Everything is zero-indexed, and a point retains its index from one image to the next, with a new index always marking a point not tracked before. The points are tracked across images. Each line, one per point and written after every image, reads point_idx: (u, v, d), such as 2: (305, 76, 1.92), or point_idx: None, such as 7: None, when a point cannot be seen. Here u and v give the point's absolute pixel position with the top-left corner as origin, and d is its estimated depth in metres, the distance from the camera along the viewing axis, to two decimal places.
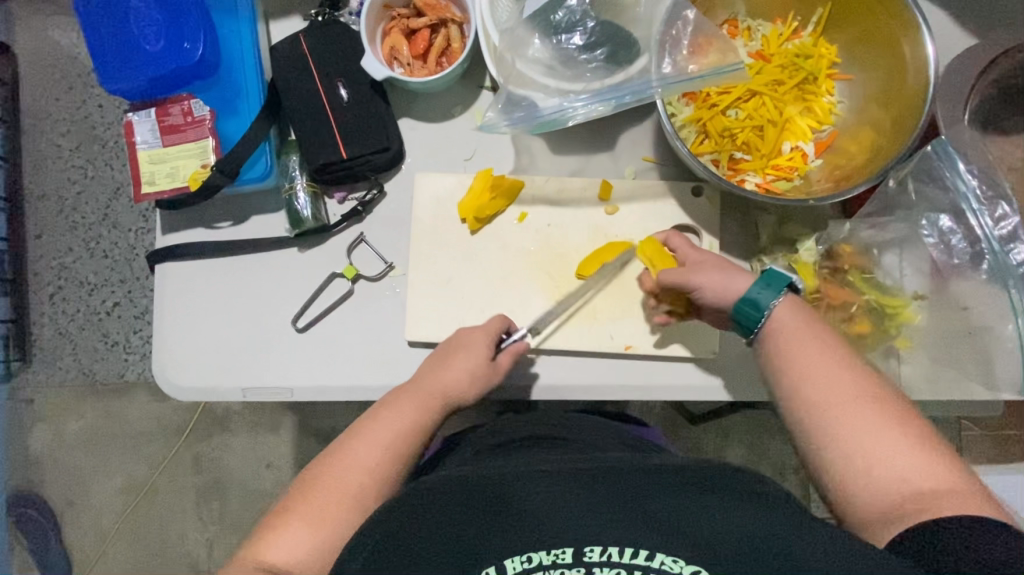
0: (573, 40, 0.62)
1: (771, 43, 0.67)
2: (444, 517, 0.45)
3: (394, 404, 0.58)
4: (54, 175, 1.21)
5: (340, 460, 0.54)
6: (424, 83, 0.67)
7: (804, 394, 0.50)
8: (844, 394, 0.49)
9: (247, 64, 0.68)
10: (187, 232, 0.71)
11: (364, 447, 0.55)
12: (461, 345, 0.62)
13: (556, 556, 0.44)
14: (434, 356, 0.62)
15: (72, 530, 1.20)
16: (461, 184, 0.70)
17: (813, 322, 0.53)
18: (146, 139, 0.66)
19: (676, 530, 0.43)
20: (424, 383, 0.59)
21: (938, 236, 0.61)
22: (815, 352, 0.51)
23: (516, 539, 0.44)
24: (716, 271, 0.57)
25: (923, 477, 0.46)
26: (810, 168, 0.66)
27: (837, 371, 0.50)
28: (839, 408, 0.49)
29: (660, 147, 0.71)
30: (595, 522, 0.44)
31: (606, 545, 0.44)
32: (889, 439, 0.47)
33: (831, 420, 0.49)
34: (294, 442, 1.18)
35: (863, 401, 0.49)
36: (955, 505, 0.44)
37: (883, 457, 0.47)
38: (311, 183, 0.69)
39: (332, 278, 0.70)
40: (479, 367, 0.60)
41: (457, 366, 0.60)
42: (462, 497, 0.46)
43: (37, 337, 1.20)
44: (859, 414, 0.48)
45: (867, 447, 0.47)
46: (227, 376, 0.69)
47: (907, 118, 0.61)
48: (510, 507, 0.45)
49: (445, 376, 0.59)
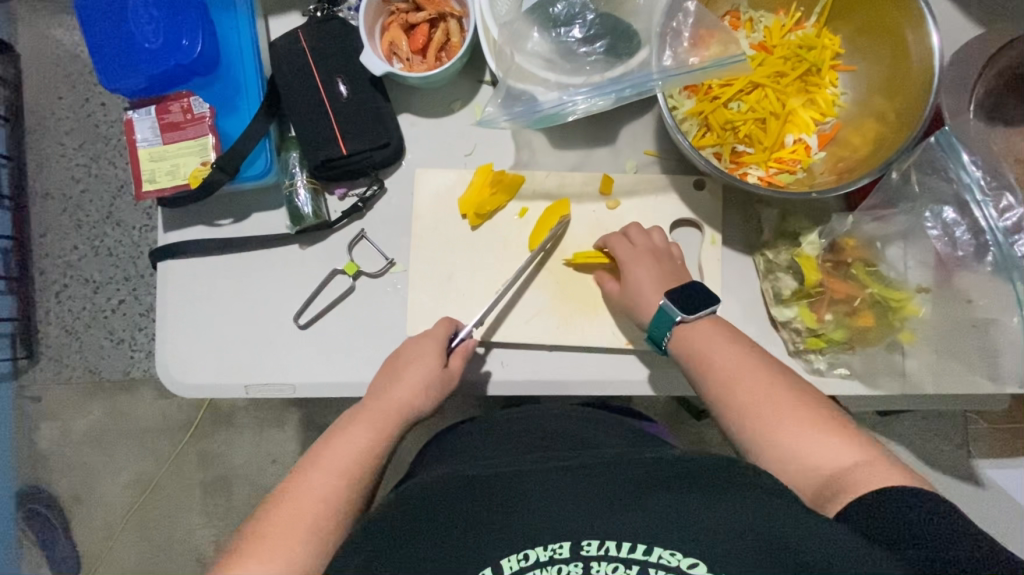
0: (573, 33, 0.61)
1: (774, 34, 0.67)
2: (444, 511, 0.47)
3: (349, 421, 0.60)
4: (59, 173, 1.22)
5: (298, 484, 0.55)
6: (423, 78, 0.67)
7: (726, 400, 0.56)
8: (755, 397, 0.55)
9: (247, 61, 0.68)
10: (190, 229, 0.71)
11: (317, 473, 0.56)
12: (411, 353, 0.63)
13: (553, 552, 0.45)
14: (386, 369, 0.64)
15: (80, 526, 1.21)
16: (461, 180, 0.70)
17: (719, 333, 0.59)
18: (146, 137, 0.66)
19: (669, 524, 0.44)
20: (379, 398, 0.61)
21: (941, 229, 0.59)
22: (727, 362, 0.57)
23: (516, 535, 0.45)
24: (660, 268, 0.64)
25: (830, 460, 0.50)
26: (813, 161, 0.66)
27: (744, 379, 0.56)
28: (752, 409, 0.54)
29: (662, 141, 0.71)
30: (591, 516, 0.45)
31: (603, 539, 0.44)
32: (803, 430, 0.52)
33: (747, 421, 0.54)
34: (298, 437, 1.19)
35: (772, 402, 0.54)
36: (862, 481, 0.48)
37: (801, 443, 0.52)
38: (311, 180, 0.69)
39: (334, 275, 0.70)
40: (427, 376, 0.62)
41: (405, 376, 0.62)
42: (453, 497, 0.48)
43: (44, 335, 1.21)
44: (772, 412, 0.54)
45: (779, 441, 0.52)
46: (230, 373, 0.69)
47: (912, 109, 0.60)
48: (503, 506, 0.47)
49: (397, 390, 0.61)
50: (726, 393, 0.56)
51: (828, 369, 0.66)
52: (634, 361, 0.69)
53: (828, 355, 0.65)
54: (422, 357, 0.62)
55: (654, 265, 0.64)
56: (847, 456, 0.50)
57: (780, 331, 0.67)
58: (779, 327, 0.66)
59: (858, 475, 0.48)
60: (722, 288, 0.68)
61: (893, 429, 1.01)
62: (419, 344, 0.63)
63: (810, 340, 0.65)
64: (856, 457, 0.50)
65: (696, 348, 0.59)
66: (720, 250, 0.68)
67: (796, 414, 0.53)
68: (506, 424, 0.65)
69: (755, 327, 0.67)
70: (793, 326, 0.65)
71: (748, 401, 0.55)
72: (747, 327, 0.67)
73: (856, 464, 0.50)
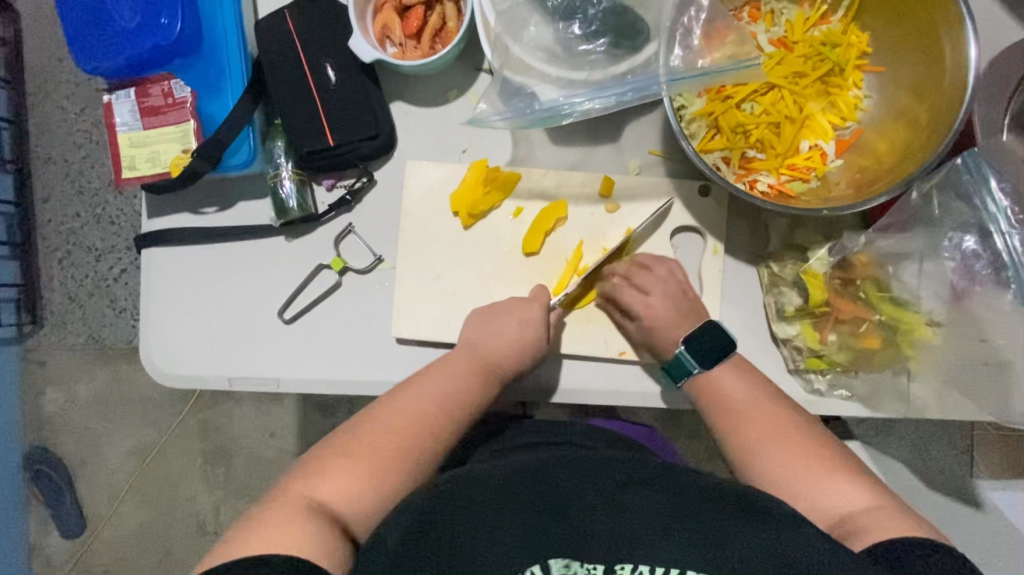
0: (572, 29, 0.57)
1: (796, 29, 0.61)
2: (490, 509, 0.46)
3: (448, 367, 0.60)
4: (60, 138, 1.19)
5: (378, 423, 0.55)
6: (417, 66, 0.63)
7: (753, 432, 0.56)
8: (789, 433, 0.55)
9: (230, 41, 0.64)
10: (174, 216, 0.69)
11: (403, 399, 0.57)
12: (511, 310, 0.63)
13: (588, 570, 0.43)
14: (483, 316, 0.63)
15: (85, 488, 1.23)
16: (454, 175, 0.67)
17: (749, 379, 0.60)
18: (126, 121, 0.64)
19: (697, 543, 0.43)
20: (481, 353, 0.61)
21: (959, 259, 0.55)
22: (770, 409, 0.57)
23: (558, 542, 0.44)
24: (669, 302, 0.63)
25: (859, 497, 0.50)
26: (829, 169, 0.61)
27: (779, 422, 0.56)
28: (780, 443, 0.54)
29: (669, 140, 0.66)
30: (634, 536, 0.44)
31: (637, 563, 0.42)
32: (834, 474, 0.52)
33: (764, 454, 0.54)
34: (297, 411, 1.19)
35: (808, 438, 0.55)
36: (887, 520, 0.47)
37: (804, 479, 0.52)
38: (297, 171, 0.66)
39: (320, 270, 0.67)
40: (531, 339, 0.61)
41: (508, 333, 0.61)
42: (502, 494, 0.47)
43: (48, 301, 1.21)
44: (801, 455, 0.53)
45: (804, 481, 0.52)
46: (212, 365, 0.68)
47: (942, 119, 0.56)
48: (556, 508, 0.45)
49: (501, 344, 0.61)
50: (734, 427, 0.57)
51: (828, 391, 0.63)
52: (629, 371, 0.66)
53: (828, 377, 0.63)
54: (528, 318, 0.62)
55: (671, 306, 0.63)
56: (860, 500, 0.50)
57: (780, 348, 0.64)
58: (779, 344, 0.63)
59: (870, 521, 0.48)
60: (722, 299, 0.65)
61: (897, 432, 0.99)
62: (526, 306, 0.63)
63: (811, 359, 0.62)
64: (866, 501, 0.50)
65: (707, 385, 0.60)
66: (722, 261, 0.65)
67: (803, 454, 0.53)
68: (527, 433, 0.65)
69: (754, 343, 0.64)
70: (793, 344, 0.62)
71: (755, 437, 0.56)
72: (746, 343, 0.64)
73: (864, 509, 0.49)
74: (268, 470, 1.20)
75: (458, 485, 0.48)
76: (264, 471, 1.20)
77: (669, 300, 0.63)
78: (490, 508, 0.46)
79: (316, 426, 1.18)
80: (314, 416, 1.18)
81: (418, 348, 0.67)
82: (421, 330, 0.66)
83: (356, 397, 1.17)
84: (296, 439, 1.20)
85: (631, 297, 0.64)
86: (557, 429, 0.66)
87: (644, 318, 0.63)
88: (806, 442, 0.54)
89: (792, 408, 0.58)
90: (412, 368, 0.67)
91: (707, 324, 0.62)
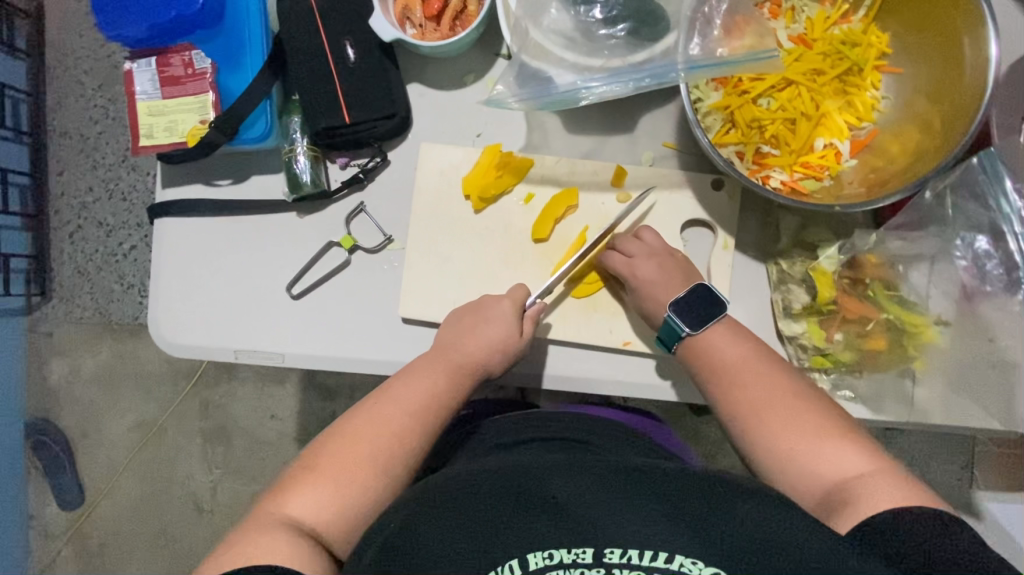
0: (593, 12, 0.57)
1: (816, 27, 0.61)
2: (475, 505, 0.45)
3: (416, 373, 0.59)
4: (76, 113, 1.20)
5: (343, 435, 0.55)
6: (433, 48, 0.63)
7: (753, 401, 0.55)
8: (787, 409, 0.54)
9: (252, 14, 0.65)
10: (188, 187, 0.69)
11: (374, 406, 0.57)
12: (482, 312, 0.62)
13: (577, 555, 0.42)
14: (456, 319, 0.63)
15: (84, 461, 1.24)
16: (468, 158, 0.67)
17: (745, 345, 0.58)
18: (146, 89, 0.65)
19: (682, 524, 0.43)
20: (451, 354, 0.61)
21: (971, 259, 0.57)
22: (766, 381, 0.56)
23: (542, 531, 0.43)
24: (655, 265, 0.62)
25: (854, 466, 0.50)
26: (842, 168, 0.61)
27: (781, 400, 0.55)
28: (777, 418, 0.54)
29: (684, 133, 0.67)
30: (621, 520, 0.43)
31: (626, 547, 0.42)
32: (828, 444, 0.51)
33: (762, 427, 0.54)
34: (299, 396, 1.20)
35: (807, 412, 0.54)
36: (876, 489, 0.47)
37: (803, 450, 0.51)
38: (312, 147, 0.66)
39: (330, 247, 0.68)
40: (501, 337, 0.61)
41: (479, 337, 0.61)
42: (487, 490, 0.46)
43: (57, 273, 1.22)
44: (796, 431, 0.53)
45: (810, 458, 0.51)
46: (219, 338, 0.68)
47: (957, 120, 0.55)
48: (540, 499, 0.45)
49: (472, 351, 0.61)
50: (730, 393, 0.56)
51: (832, 390, 0.62)
52: (632, 362, 0.66)
53: (832, 375, 0.62)
54: (498, 317, 0.61)
55: (655, 267, 0.62)
56: (854, 467, 0.50)
57: (785, 345, 0.63)
58: (784, 341, 0.63)
59: (864, 489, 0.48)
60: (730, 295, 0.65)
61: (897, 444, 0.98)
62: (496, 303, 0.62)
63: (816, 357, 0.61)
64: (864, 470, 0.49)
65: (704, 353, 0.59)
66: (732, 256, 0.65)
67: (797, 427, 0.53)
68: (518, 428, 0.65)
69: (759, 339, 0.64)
70: (798, 341, 0.62)
71: (758, 410, 0.55)
72: None
73: (860, 477, 0.49)
74: (266, 452, 1.21)
75: (443, 484, 0.48)
76: (262, 454, 1.21)
77: (652, 262, 0.62)
78: (476, 501, 0.46)
79: (316, 410, 1.19)
80: (314, 400, 1.19)
81: (424, 329, 0.67)
82: (425, 310, 0.67)
83: (357, 383, 1.17)
84: (295, 422, 1.20)
85: (619, 259, 0.64)
86: (555, 422, 0.65)
87: (631, 280, 0.63)
88: (804, 411, 0.54)
89: (794, 380, 0.56)
90: (414, 347, 0.68)
91: (693, 291, 0.61)
